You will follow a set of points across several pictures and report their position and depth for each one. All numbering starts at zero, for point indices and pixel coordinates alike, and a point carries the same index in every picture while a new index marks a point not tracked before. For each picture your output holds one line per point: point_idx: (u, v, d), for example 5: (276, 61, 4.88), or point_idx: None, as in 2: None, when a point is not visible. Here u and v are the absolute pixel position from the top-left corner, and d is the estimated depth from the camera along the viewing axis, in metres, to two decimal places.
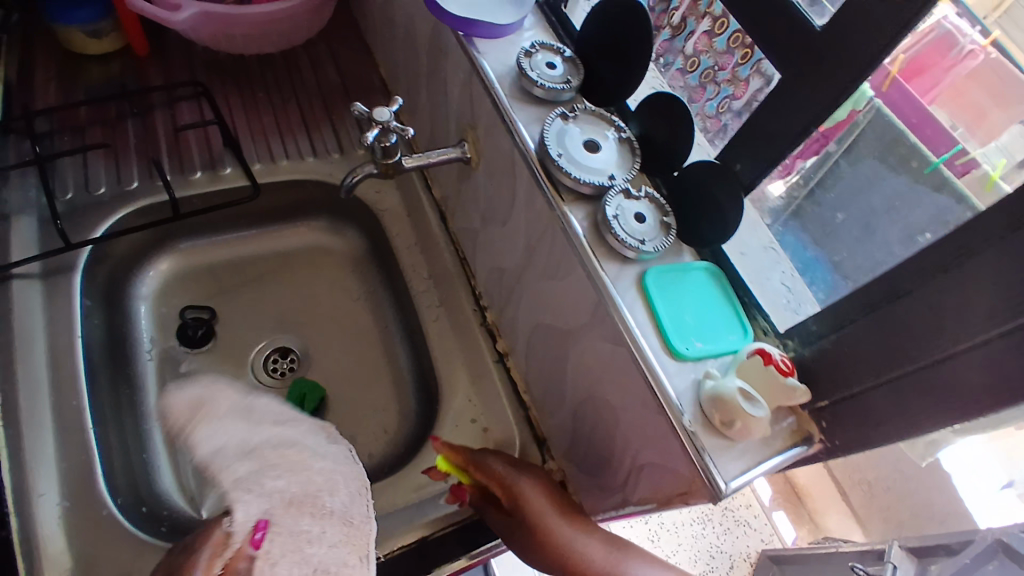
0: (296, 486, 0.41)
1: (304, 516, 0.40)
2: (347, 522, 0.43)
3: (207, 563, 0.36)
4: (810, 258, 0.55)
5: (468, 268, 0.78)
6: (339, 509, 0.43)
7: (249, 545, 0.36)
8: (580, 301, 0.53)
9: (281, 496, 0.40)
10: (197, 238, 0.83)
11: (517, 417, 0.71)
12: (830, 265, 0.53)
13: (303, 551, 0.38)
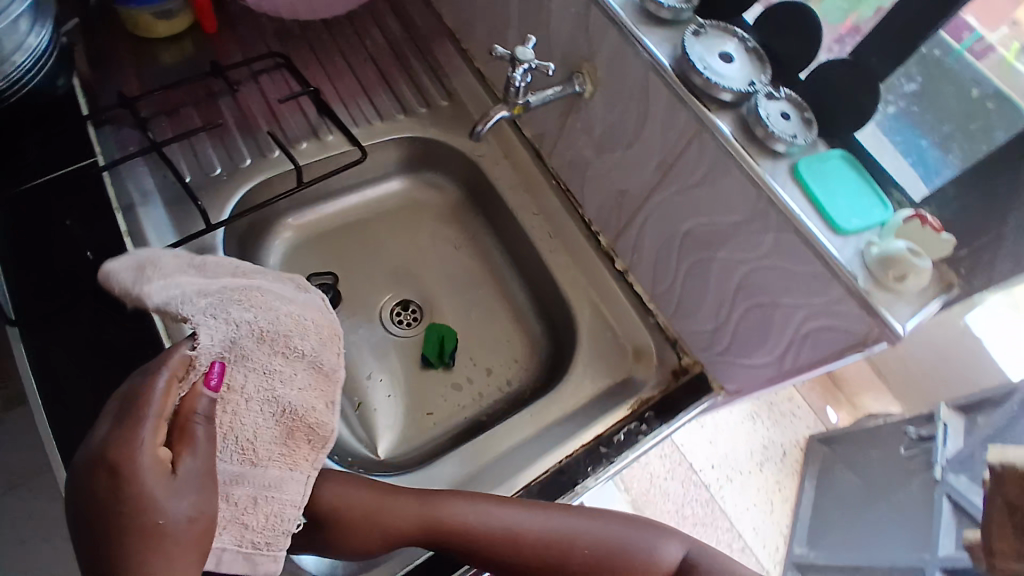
0: (262, 320, 0.55)
1: (272, 352, 0.55)
2: (316, 367, 0.59)
3: (168, 383, 0.45)
4: (923, 149, 0.59)
5: (573, 198, 0.84)
6: (308, 351, 0.58)
7: (207, 381, 0.48)
8: (734, 201, 0.60)
9: (247, 327, 0.54)
10: (306, 208, 0.87)
11: (649, 326, 0.78)
12: (944, 148, 0.58)
13: (273, 392, 0.55)
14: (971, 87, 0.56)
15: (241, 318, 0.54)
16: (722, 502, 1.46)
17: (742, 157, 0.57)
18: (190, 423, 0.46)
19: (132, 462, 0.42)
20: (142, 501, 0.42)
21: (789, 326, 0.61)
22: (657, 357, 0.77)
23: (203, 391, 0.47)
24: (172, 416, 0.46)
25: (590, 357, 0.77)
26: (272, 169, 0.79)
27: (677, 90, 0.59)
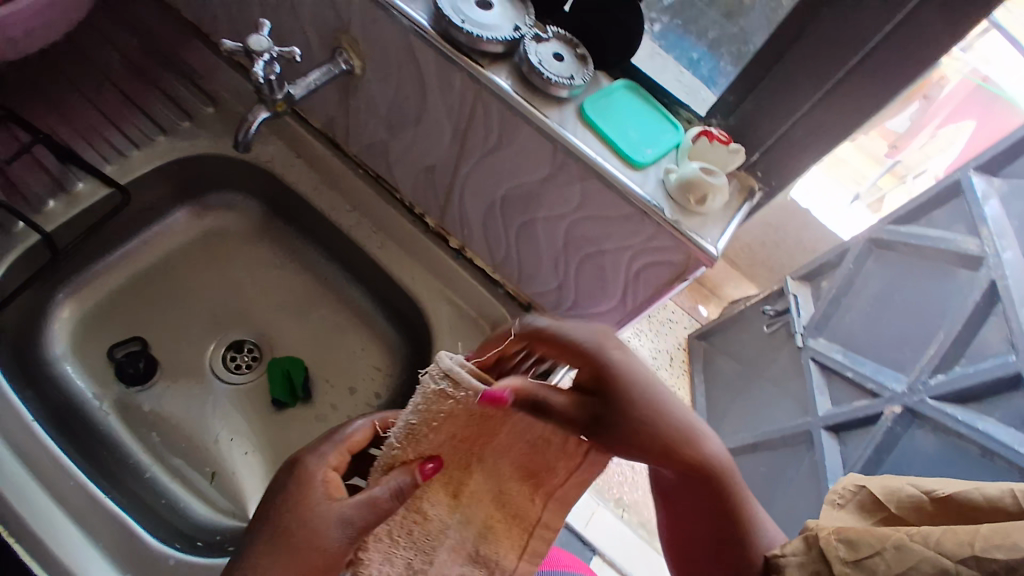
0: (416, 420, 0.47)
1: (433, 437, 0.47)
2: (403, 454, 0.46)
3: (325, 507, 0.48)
4: (697, 58, 0.59)
5: (386, 183, 0.77)
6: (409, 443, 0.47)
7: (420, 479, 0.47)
8: (536, 157, 0.56)
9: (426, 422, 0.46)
10: (83, 274, 0.74)
11: (498, 295, 0.75)
12: (711, 52, 0.58)
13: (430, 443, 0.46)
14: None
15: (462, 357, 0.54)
16: None
17: (528, 110, 0.53)
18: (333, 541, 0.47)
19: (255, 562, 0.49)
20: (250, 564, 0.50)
21: (621, 269, 0.60)
22: (513, 325, 0.74)
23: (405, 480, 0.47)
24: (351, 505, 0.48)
25: (448, 349, 0.72)
26: (20, 245, 0.64)
27: (445, 52, 0.54)
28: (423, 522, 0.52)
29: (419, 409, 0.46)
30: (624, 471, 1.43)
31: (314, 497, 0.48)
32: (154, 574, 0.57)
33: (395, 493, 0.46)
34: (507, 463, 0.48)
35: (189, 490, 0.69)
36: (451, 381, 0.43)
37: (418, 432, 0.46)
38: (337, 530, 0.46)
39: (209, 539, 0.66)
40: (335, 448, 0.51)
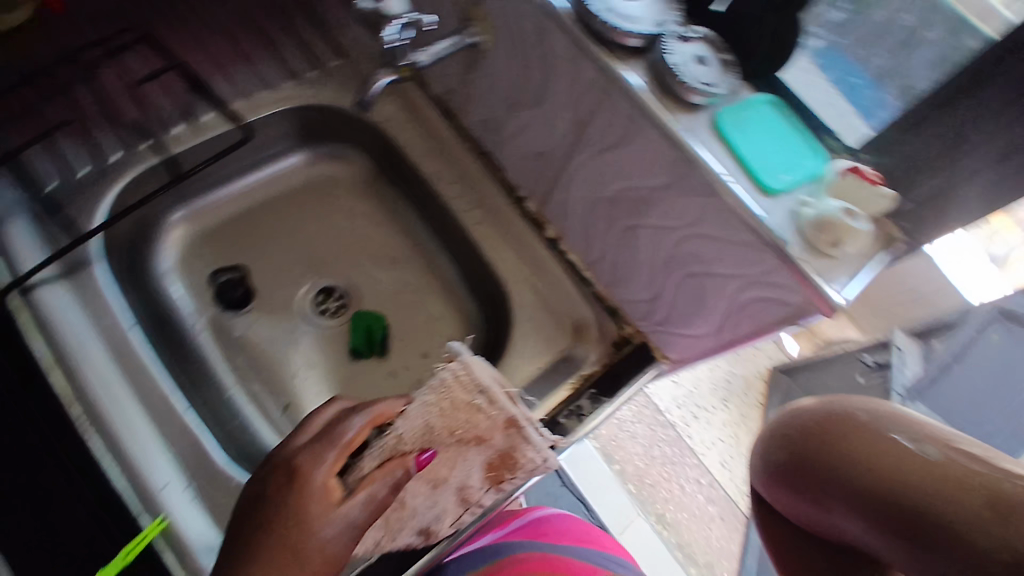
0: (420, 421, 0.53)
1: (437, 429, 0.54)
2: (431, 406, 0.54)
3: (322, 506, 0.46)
4: (857, 84, 0.51)
5: (494, 160, 0.77)
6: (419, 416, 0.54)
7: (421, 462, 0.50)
8: (658, 162, 0.53)
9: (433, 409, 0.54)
10: (200, 199, 0.78)
11: (585, 295, 0.73)
12: (875, 81, 0.50)
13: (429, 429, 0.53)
14: (905, 13, 0.47)
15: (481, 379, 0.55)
16: (690, 440, 1.42)
17: (657, 112, 0.49)
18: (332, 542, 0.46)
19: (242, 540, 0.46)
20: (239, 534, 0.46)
21: (729, 289, 0.56)
22: (595, 326, 0.72)
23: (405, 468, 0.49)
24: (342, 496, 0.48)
25: (525, 339, 0.71)
26: (146, 162, 0.69)
27: (580, 40, 0.51)
28: (401, 510, 0.56)
29: (434, 407, 0.54)
30: (674, 489, 1.37)
31: (314, 508, 0.46)
32: (218, 491, 0.60)
33: (392, 486, 0.48)
34: (476, 472, 0.56)
35: (263, 418, 0.72)
36: (487, 397, 0.55)
37: (434, 431, 0.53)
38: (345, 532, 0.47)
39: None
40: (334, 452, 0.49)
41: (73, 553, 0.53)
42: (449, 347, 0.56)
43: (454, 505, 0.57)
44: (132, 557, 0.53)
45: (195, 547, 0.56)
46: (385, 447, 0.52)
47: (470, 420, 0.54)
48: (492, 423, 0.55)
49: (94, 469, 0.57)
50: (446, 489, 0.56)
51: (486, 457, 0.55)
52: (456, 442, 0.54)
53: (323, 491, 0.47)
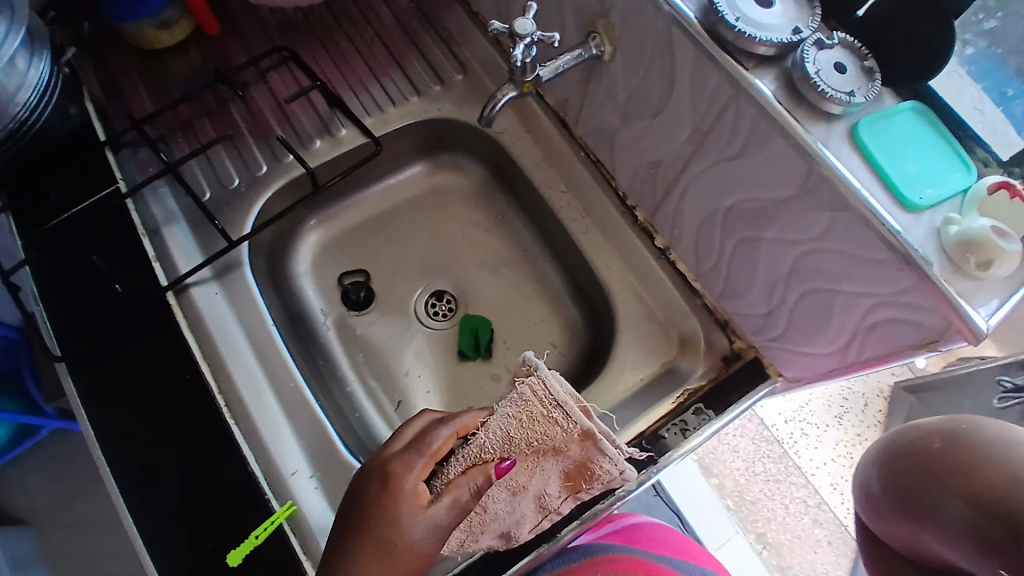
0: (496, 433, 0.50)
1: (515, 442, 0.49)
2: (506, 419, 0.50)
3: (412, 512, 0.48)
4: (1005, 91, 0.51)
5: (605, 169, 0.76)
6: (495, 429, 0.50)
7: (499, 470, 0.49)
8: (789, 172, 0.51)
9: (509, 422, 0.49)
10: (332, 206, 0.85)
11: (695, 307, 0.71)
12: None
13: (507, 440, 0.49)
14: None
15: (559, 393, 0.49)
16: (796, 458, 1.35)
17: (789, 123, 0.49)
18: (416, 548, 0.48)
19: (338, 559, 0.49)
20: (339, 538, 0.50)
21: (858, 309, 0.54)
22: (703, 340, 0.70)
23: (486, 473, 0.49)
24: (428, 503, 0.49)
25: (629, 348, 0.71)
26: (289, 174, 0.76)
27: (709, 49, 0.51)
28: (483, 515, 0.53)
29: (512, 417, 0.49)
30: (777, 507, 1.31)
31: (405, 508, 0.49)
32: (340, 480, 0.64)
33: (475, 492, 0.49)
34: (555, 481, 0.52)
35: (378, 411, 0.77)
36: (564, 411, 0.48)
37: (512, 442, 0.49)
38: (432, 531, 0.49)
39: None
40: (422, 459, 0.51)
41: (213, 520, 0.60)
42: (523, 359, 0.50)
43: (534, 511, 0.55)
44: (262, 538, 0.59)
45: (313, 528, 0.61)
46: (468, 455, 0.50)
47: (548, 434, 0.49)
48: (569, 437, 0.49)
49: (231, 451, 0.62)
50: (526, 496, 0.53)
51: (563, 467, 0.51)
52: (534, 453, 0.50)
53: (410, 499, 0.49)
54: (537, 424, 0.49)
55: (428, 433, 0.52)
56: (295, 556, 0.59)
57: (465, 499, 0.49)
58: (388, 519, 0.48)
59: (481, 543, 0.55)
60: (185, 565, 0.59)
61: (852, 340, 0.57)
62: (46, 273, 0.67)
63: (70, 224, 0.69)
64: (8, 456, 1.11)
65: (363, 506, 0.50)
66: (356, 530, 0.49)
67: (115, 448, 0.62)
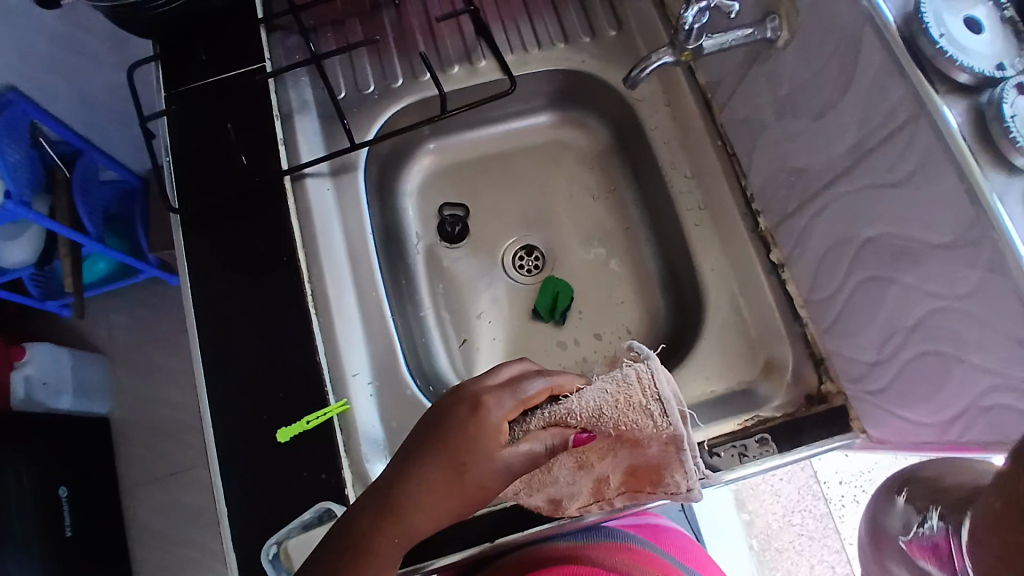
0: (588, 405, 0.48)
1: (604, 420, 0.48)
2: (604, 392, 0.48)
3: (490, 447, 0.48)
4: None
5: (738, 165, 0.72)
6: (588, 402, 0.48)
7: (577, 441, 0.49)
8: (944, 219, 0.47)
9: (605, 399, 0.48)
10: (452, 135, 0.85)
11: (793, 333, 0.66)
12: None
13: (597, 416, 0.48)
14: None
15: (664, 390, 0.47)
16: (839, 521, 1.25)
17: (965, 160, 0.44)
18: (481, 485, 0.48)
19: (402, 471, 0.49)
20: (408, 452, 0.50)
21: (978, 387, 0.49)
22: (791, 370, 0.66)
23: (566, 437, 0.48)
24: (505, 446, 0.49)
25: (707, 358, 0.68)
26: (420, 91, 0.76)
27: (901, 58, 0.47)
28: (545, 476, 0.52)
29: (609, 395, 0.48)
30: (803, 562, 1.23)
31: (484, 443, 0.48)
32: (397, 395, 0.66)
33: (549, 451, 0.48)
34: (623, 468, 0.52)
35: (443, 344, 0.78)
36: (663, 408, 0.47)
37: (603, 419, 0.48)
38: (501, 472, 0.48)
39: (438, 388, 0.74)
40: (512, 402, 0.49)
41: (274, 395, 0.63)
42: (635, 346, 0.50)
43: (588, 491, 0.54)
44: (312, 425, 0.61)
45: (360, 437, 0.63)
46: (553, 415, 0.49)
47: (639, 426, 0.47)
48: (657, 436, 0.47)
49: (304, 337, 0.64)
50: (589, 474, 0.52)
51: (634, 460, 0.50)
52: (617, 438, 0.48)
53: (492, 436, 0.48)
54: (629, 412, 0.47)
55: (521, 380, 0.51)
56: (335, 455, 0.60)
57: (538, 453, 0.48)
58: (467, 447, 0.48)
59: (528, 499, 0.55)
60: (242, 427, 0.62)
61: (961, 417, 0.52)
62: (182, 128, 0.71)
63: (209, 91, 0.72)
64: (106, 287, 1.28)
65: (442, 428, 0.50)
66: (431, 449, 0.49)
67: (205, 303, 0.66)
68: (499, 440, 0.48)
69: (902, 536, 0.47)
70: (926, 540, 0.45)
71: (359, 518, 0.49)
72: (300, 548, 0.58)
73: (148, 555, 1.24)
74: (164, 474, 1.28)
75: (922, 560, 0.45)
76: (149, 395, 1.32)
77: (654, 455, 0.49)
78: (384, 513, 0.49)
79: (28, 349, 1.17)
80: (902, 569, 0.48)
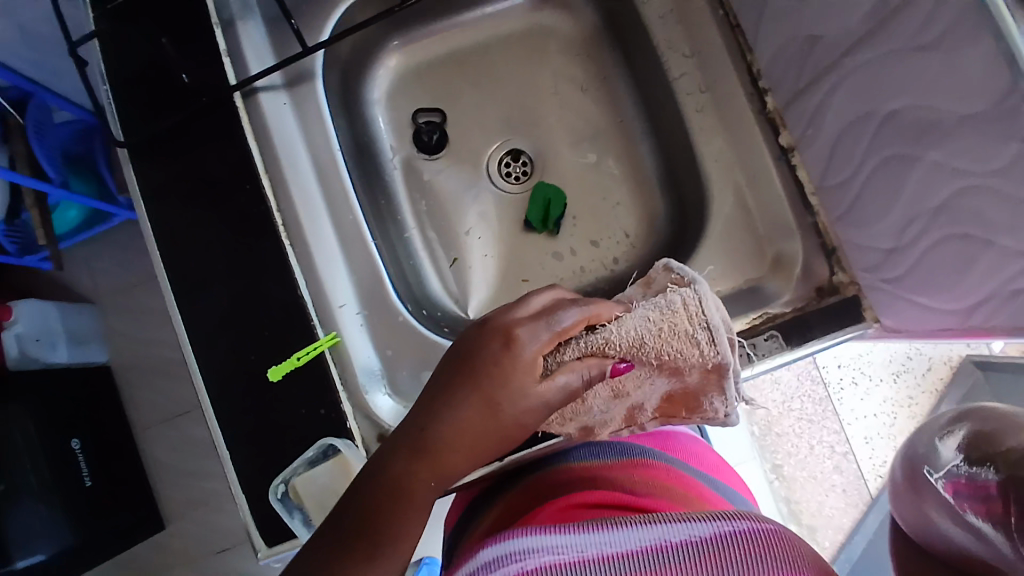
0: (628, 335, 0.46)
1: (647, 349, 0.46)
2: (647, 320, 0.47)
3: (526, 380, 0.45)
4: None
5: (744, 38, 0.64)
6: (630, 331, 0.46)
7: (614, 370, 0.47)
8: (980, 80, 0.43)
9: (648, 328, 0.46)
10: (420, 30, 0.76)
11: (802, 225, 0.62)
12: None
13: (639, 345, 0.46)
14: None
15: (710, 315, 0.47)
16: (838, 404, 1.27)
17: (1000, 16, 0.40)
18: (518, 418, 0.46)
19: (432, 410, 0.47)
20: (435, 392, 0.47)
21: (1008, 268, 0.45)
22: (801, 265, 0.61)
23: (605, 367, 0.47)
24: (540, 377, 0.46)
25: (710, 256, 0.65)
26: None
27: None
28: (578, 406, 0.50)
29: (652, 323, 0.46)
30: (802, 444, 1.26)
31: (519, 378, 0.45)
32: (388, 322, 0.63)
33: (587, 382, 0.46)
34: (658, 395, 0.51)
35: (432, 264, 0.74)
36: (709, 335, 0.46)
37: (646, 348, 0.46)
38: (538, 407, 0.46)
39: (431, 312, 0.71)
40: (546, 334, 0.46)
41: (258, 334, 0.59)
42: (676, 269, 0.49)
43: (620, 418, 0.53)
44: (303, 362, 0.58)
45: (354, 367, 0.60)
46: (591, 345, 0.46)
47: (683, 354, 0.47)
48: (700, 362, 0.47)
49: (282, 268, 0.60)
50: (623, 401, 0.51)
51: (671, 386, 0.50)
52: (658, 366, 0.48)
53: (526, 369, 0.45)
54: (673, 340, 0.46)
55: (554, 309, 0.47)
56: (331, 390, 0.58)
57: (576, 386, 0.46)
58: (502, 380, 0.45)
59: (558, 429, 0.53)
60: (231, 370, 0.59)
61: (983, 304, 0.49)
62: (114, 47, 0.63)
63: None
64: (82, 234, 1.23)
65: (471, 364, 0.46)
66: (462, 386, 0.46)
67: (172, 242, 0.61)
68: (534, 372, 0.46)
69: (934, 476, 0.45)
70: (973, 478, 0.43)
71: (392, 463, 0.47)
72: (308, 487, 0.57)
73: (169, 494, 1.27)
74: (172, 418, 1.28)
75: (966, 509, 0.42)
76: (142, 342, 1.29)
77: (693, 380, 0.49)
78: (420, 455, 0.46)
79: (15, 307, 1.12)
80: (944, 521, 0.43)
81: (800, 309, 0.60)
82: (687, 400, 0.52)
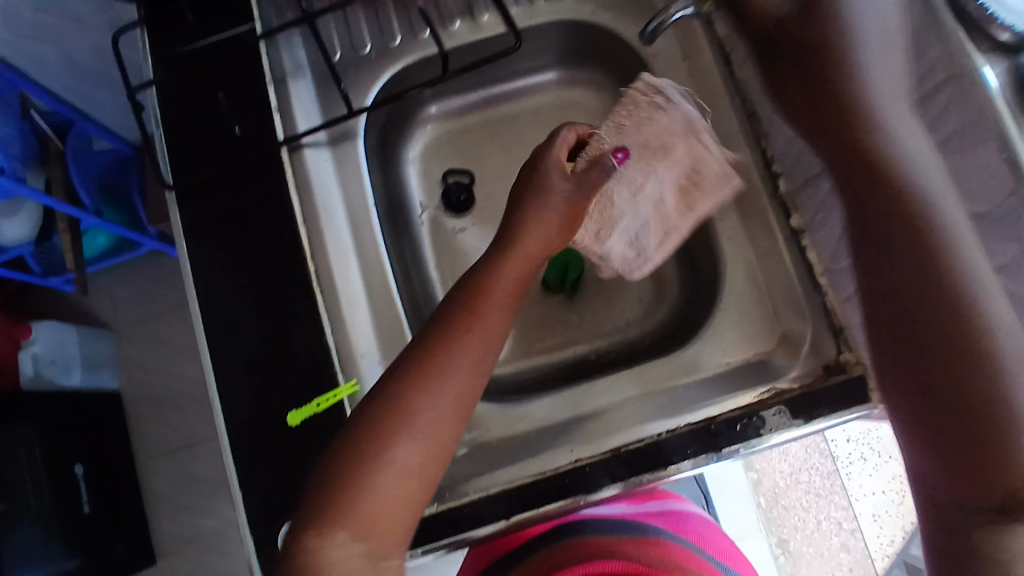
0: (638, 139, 0.70)
1: (637, 125, 0.69)
2: (631, 102, 0.69)
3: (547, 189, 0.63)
4: None
5: (759, 124, 0.67)
6: (617, 124, 0.69)
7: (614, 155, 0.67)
8: (993, 178, 0.47)
9: (623, 112, 0.70)
10: (455, 99, 0.81)
11: (813, 304, 0.63)
12: None
13: (620, 134, 0.69)
14: None
15: (663, 86, 0.69)
16: (846, 478, 1.25)
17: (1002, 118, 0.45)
18: (550, 219, 0.62)
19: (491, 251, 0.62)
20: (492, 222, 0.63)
21: None
22: (808, 341, 0.63)
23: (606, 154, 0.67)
24: (556, 180, 0.63)
25: (723, 329, 0.67)
26: (423, 50, 0.72)
27: None
28: (609, 207, 0.71)
29: (620, 118, 0.70)
30: (808, 518, 1.24)
31: (537, 194, 0.63)
32: None
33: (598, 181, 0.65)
34: (669, 189, 0.70)
35: None
36: (663, 97, 0.69)
37: (625, 130, 0.69)
38: (560, 209, 0.63)
39: None
40: (551, 159, 0.64)
41: (281, 377, 0.61)
42: (649, 79, 0.69)
43: (656, 223, 0.70)
44: (323, 407, 0.60)
45: None
46: (591, 151, 0.68)
47: (648, 116, 0.69)
48: (677, 129, 0.69)
49: (310, 315, 0.62)
50: (644, 200, 0.71)
51: (675, 175, 0.69)
52: (649, 150, 0.70)
53: (536, 188, 0.63)
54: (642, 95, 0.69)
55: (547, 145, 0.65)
56: None
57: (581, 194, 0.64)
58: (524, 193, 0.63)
59: (595, 247, 0.71)
60: (252, 413, 0.61)
61: None
62: (170, 99, 0.68)
63: (198, 55, 0.68)
64: (110, 260, 1.28)
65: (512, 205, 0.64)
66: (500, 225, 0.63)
67: (209, 283, 0.64)
68: (541, 180, 0.63)
69: None
70: None
71: (428, 332, 0.56)
72: None
73: (167, 526, 1.26)
74: (177, 450, 1.29)
75: None
76: (155, 370, 1.32)
77: (671, 117, 0.69)
78: (450, 321, 0.56)
79: (34, 328, 1.16)
80: None
81: (809, 387, 0.60)
82: (705, 181, 0.68)
